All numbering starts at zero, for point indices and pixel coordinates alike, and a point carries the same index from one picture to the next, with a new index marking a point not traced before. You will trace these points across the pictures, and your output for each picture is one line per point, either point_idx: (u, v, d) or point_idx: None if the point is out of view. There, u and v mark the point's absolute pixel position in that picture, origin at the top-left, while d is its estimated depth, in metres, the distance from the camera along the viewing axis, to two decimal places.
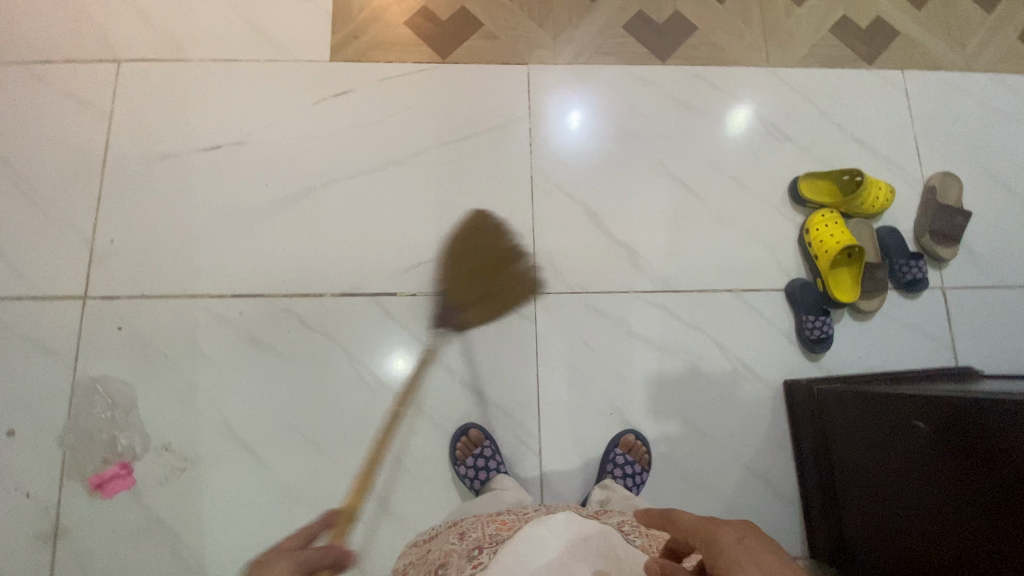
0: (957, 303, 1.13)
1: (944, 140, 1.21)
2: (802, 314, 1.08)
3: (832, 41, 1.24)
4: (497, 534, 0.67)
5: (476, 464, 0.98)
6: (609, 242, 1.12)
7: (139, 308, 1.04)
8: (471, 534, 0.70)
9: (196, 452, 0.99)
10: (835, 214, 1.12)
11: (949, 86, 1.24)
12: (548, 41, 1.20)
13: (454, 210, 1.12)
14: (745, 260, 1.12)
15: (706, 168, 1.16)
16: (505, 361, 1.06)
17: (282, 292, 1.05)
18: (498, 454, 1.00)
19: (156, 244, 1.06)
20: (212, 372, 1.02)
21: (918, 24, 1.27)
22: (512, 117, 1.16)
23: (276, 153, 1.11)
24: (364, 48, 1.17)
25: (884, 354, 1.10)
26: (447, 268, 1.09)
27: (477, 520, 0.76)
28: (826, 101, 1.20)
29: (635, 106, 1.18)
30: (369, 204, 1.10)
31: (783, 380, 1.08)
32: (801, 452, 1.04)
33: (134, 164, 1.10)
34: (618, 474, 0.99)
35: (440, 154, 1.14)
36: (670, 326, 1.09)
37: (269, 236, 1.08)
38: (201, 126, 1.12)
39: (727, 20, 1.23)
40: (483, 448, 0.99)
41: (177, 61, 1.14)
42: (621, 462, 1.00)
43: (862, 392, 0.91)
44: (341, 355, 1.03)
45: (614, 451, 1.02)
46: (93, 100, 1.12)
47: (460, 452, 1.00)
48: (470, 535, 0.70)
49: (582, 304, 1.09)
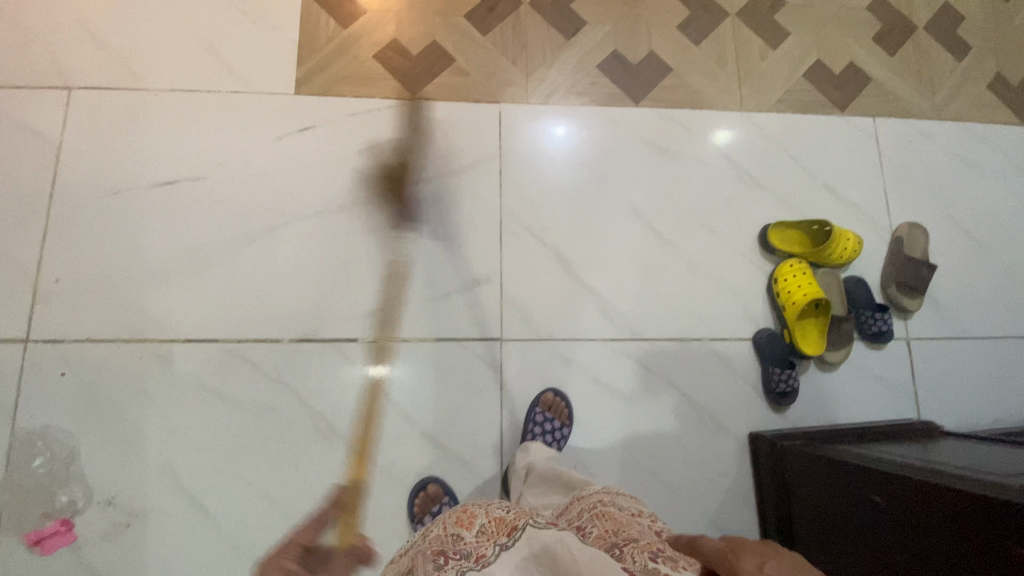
0: (921, 353, 1.14)
1: (913, 189, 1.22)
2: (770, 367, 1.08)
3: (806, 85, 1.24)
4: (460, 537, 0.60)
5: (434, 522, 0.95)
6: (578, 287, 1.11)
7: (85, 353, 0.99)
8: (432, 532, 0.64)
9: (143, 505, 0.95)
10: (803, 264, 1.11)
11: (918, 134, 1.25)
12: (521, 79, 1.17)
13: (419, 253, 1.09)
14: (713, 308, 1.12)
15: (676, 213, 1.15)
16: (469, 411, 1.03)
17: (237, 337, 1.01)
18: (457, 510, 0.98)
19: (106, 285, 1.02)
20: (161, 421, 0.98)
21: (890, 71, 1.27)
22: (482, 158, 1.14)
23: (235, 190, 1.07)
24: (330, 82, 1.13)
25: (848, 405, 1.10)
26: (411, 313, 1.06)
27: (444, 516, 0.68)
28: (799, 148, 1.20)
29: (615, 147, 1.16)
30: (332, 246, 1.07)
31: (748, 432, 1.08)
32: (763, 505, 1.03)
33: (83, 199, 1.05)
34: (537, 431, 1.00)
35: (406, 194, 1.11)
36: (636, 375, 1.08)
37: (225, 277, 1.04)
38: (156, 159, 1.07)
39: (702, 62, 1.22)
40: (441, 505, 0.97)
41: (132, 89, 1.09)
42: (540, 420, 1.02)
43: (822, 456, 0.91)
44: (298, 404, 1.00)
45: (534, 410, 1.03)
46: (42, 129, 1.07)
47: (418, 509, 0.97)
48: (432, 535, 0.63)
49: (548, 352, 1.07)
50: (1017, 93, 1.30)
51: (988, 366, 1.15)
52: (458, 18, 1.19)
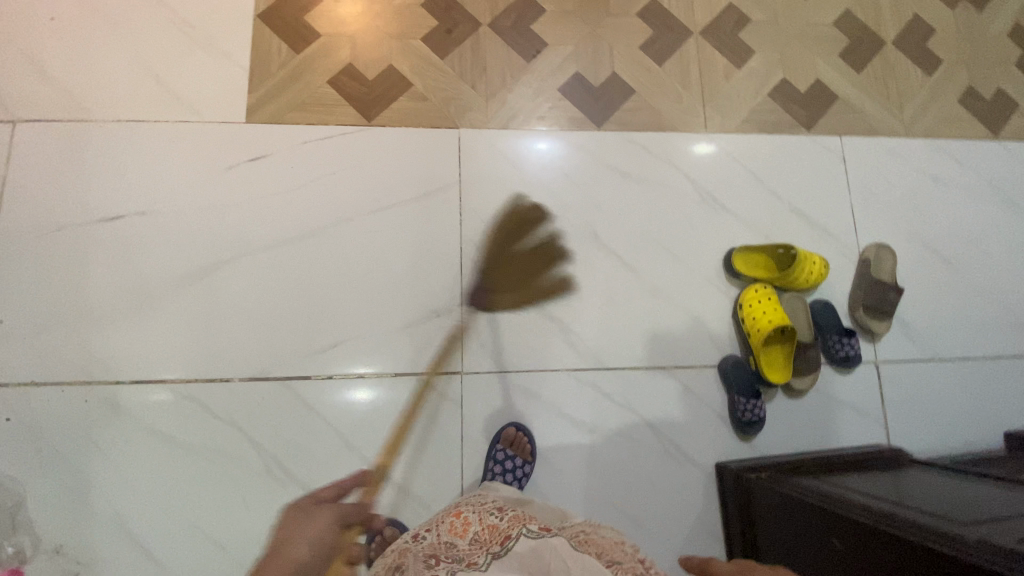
0: (890, 377, 1.13)
1: (881, 208, 1.20)
2: (736, 395, 1.06)
3: (772, 104, 1.22)
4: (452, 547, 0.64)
5: None
6: (541, 316, 1.08)
7: (29, 397, 0.96)
8: (425, 536, 0.68)
9: (90, 555, 0.92)
10: (769, 288, 1.10)
11: (886, 152, 1.23)
12: (480, 104, 1.15)
13: (377, 285, 1.06)
14: (679, 335, 1.10)
15: (641, 239, 1.13)
16: (428, 447, 1.01)
17: (188, 377, 0.99)
18: None
19: (52, 326, 0.99)
20: (109, 466, 0.95)
21: (857, 88, 1.26)
22: (441, 186, 1.11)
23: (185, 223, 1.04)
24: (284, 108, 1.09)
25: (816, 432, 1.09)
26: (368, 348, 1.04)
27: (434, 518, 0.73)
28: (764, 169, 1.18)
29: (584, 174, 1.14)
30: (287, 280, 1.04)
31: (714, 463, 1.06)
32: (730, 538, 1.02)
33: (27, 237, 1.01)
34: (498, 470, 0.98)
35: (364, 224, 1.08)
36: (600, 405, 1.06)
37: (175, 315, 1.01)
38: (103, 194, 1.04)
39: (666, 83, 1.20)
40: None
41: (79, 121, 1.06)
42: (501, 458, 0.99)
43: (785, 493, 0.90)
44: (251, 445, 0.97)
45: (495, 447, 1.00)
46: None
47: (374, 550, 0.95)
48: (423, 536, 0.68)
49: (509, 384, 1.05)
50: (987, 107, 1.28)
51: (958, 387, 1.14)
52: (415, 42, 1.16)
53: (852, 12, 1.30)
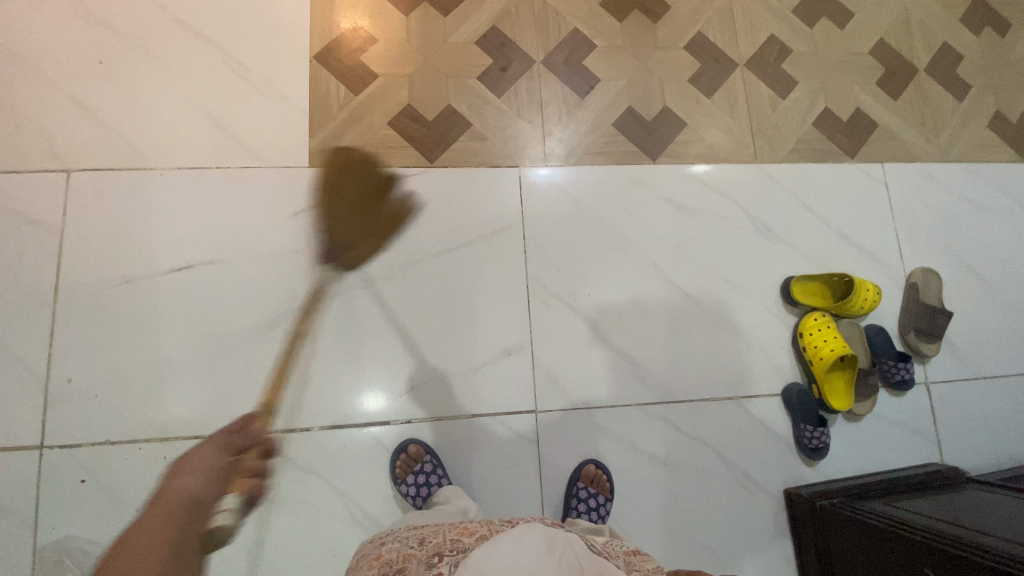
0: (941, 398, 1.17)
1: (923, 233, 1.25)
2: (801, 423, 1.09)
3: (817, 134, 1.25)
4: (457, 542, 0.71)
5: None
6: (609, 352, 1.10)
7: (104, 456, 0.94)
8: (431, 539, 0.74)
9: None
10: (826, 316, 1.13)
11: (925, 177, 1.28)
12: (538, 141, 1.16)
13: (446, 327, 1.07)
14: (741, 365, 1.12)
15: (701, 271, 1.15)
16: (507, 487, 1.03)
17: (266, 429, 0.98)
18: None
19: (123, 381, 0.97)
20: None
21: (894, 115, 1.30)
22: (504, 224, 1.12)
23: (253, 271, 1.03)
24: (346, 152, 1.10)
25: (876, 455, 1.13)
26: (442, 391, 1.04)
27: (439, 528, 0.78)
28: (813, 198, 1.22)
29: (641, 209, 1.16)
30: (358, 328, 1.04)
31: (783, 489, 1.09)
32: (803, 563, 1.05)
33: (91, 290, 0.99)
34: (582, 510, 0.99)
35: (432, 266, 1.09)
36: (671, 438, 1.08)
37: (249, 365, 1.00)
38: (166, 244, 1.03)
39: (716, 115, 1.23)
40: (424, 463, 0.98)
41: (136, 168, 1.04)
42: (584, 496, 1.00)
43: (866, 523, 0.92)
44: (333, 495, 0.97)
45: (576, 485, 1.01)
46: (42, 217, 1.01)
47: (400, 470, 0.98)
48: (430, 542, 0.72)
49: (583, 420, 1.07)
50: (1015, 130, 1.33)
51: (1004, 406, 1.19)
52: (471, 80, 1.17)
53: (885, 41, 1.34)
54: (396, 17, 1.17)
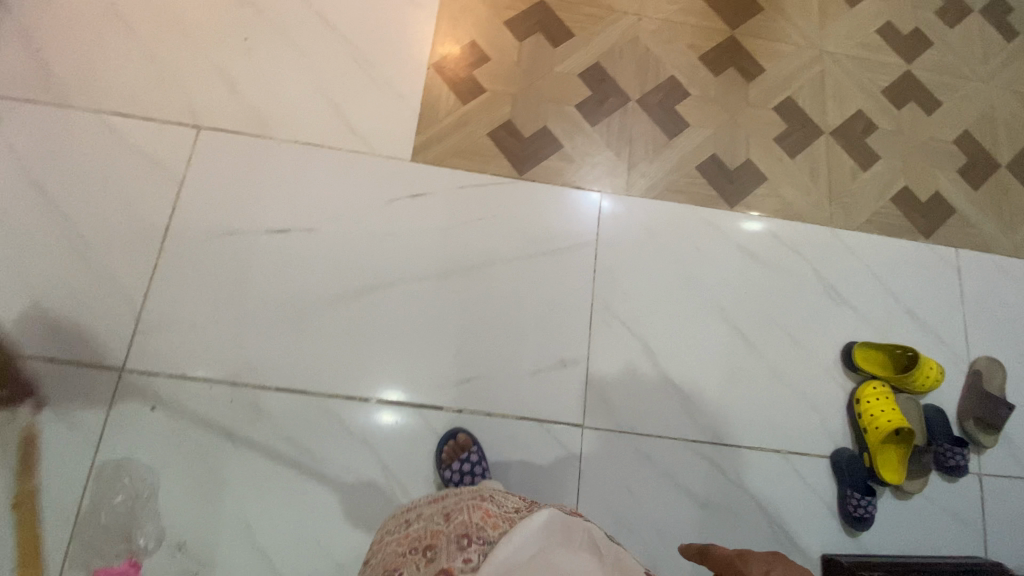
0: (996, 493, 1.13)
1: (990, 323, 1.24)
2: (847, 489, 1.07)
3: (892, 209, 1.28)
4: (483, 521, 0.64)
5: None
6: (663, 382, 1.11)
7: (176, 390, 1.00)
8: (456, 516, 0.68)
9: (212, 555, 0.94)
10: (886, 388, 1.12)
11: (997, 269, 1.28)
12: (623, 171, 1.22)
13: (509, 329, 1.11)
14: (792, 419, 1.12)
15: (763, 319, 1.17)
16: (543, 496, 1.04)
17: (328, 392, 1.03)
18: None
19: (207, 323, 1.04)
20: (242, 468, 0.98)
21: (972, 204, 1.32)
22: (580, 242, 1.17)
23: (341, 245, 1.10)
24: (444, 153, 1.18)
25: (921, 538, 1.09)
26: (494, 389, 1.07)
27: (461, 498, 0.74)
28: (883, 269, 1.23)
29: (712, 250, 1.19)
30: (428, 314, 1.09)
31: (820, 554, 1.05)
32: None
33: (196, 235, 1.08)
34: None
35: (505, 269, 1.13)
36: (712, 478, 1.07)
37: (324, 330, 1.06)
38: (269, 206, 1.11)
39: (796, 175, 1.27)
40: (470, 453, 1.01)
41: (258, 136, 1.14)
42: None
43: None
44: (376, 467, 1.01)
45: None
46: (167, 163, 1.11)
47: (447, 455, 1.01)
48: (456, 518, 0.68)
49: (627, 443, 1.07)
50: None
51: None
52: (569, 107, 1.24)
53: (970, 133, 1.37)
54: (510, 41, 1.27)
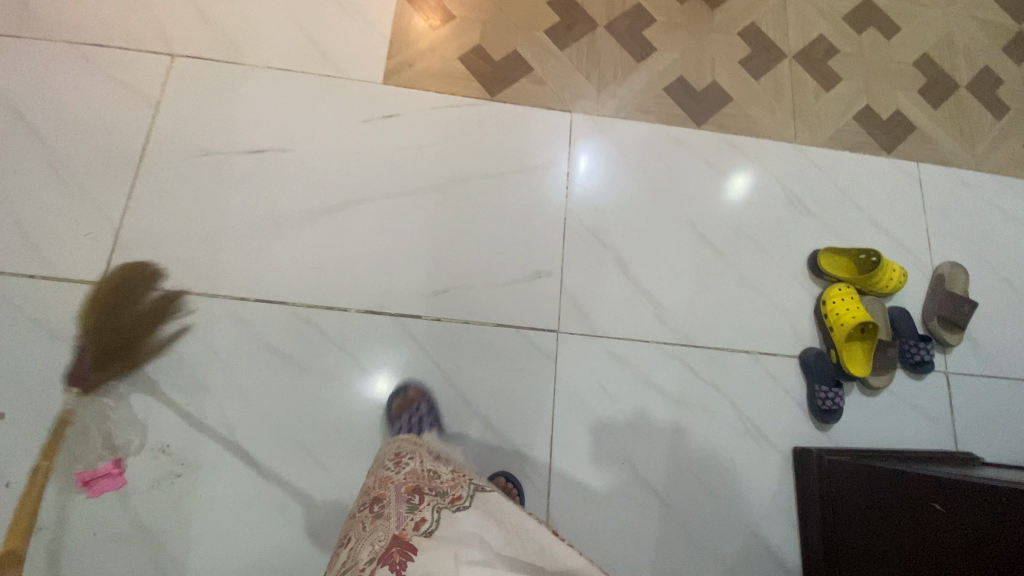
0: (962, 388, 1.16)
1: (952, 232, 1.28)
2: (816, 384, 1.10)
3: (855, 127, 1.32)
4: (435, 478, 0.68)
5: None
6: (636, 289, 1.14)
7: (156, 302, 1.02)
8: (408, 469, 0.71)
9: (196, 457, 0.95)
10: (851, 289, 1.16)
11: (957, 181, 1.32)
12: (593, 92, 1.25)
13: (484, 242, 1.13)
14: (763, 323, 1.15)
15: (733, 230, 1.20)
16: (522, 398, 1.06)
17: (308, 303, 1.05)
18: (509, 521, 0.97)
19: (186, 240, 1.05)
20: (224, 375, 1.00)
21: (932, 121, 1.36)
22: (553, 160, 1.19)
23: (317, 165, 1.13)
24: (417, 77, 1.20)
25: (890, 432, 1.12)
26: (471, 299, 1.10)
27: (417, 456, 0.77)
28: (847, 182, 1.27)
29: (682, 165, 1.22)
30: (404, 229, 1.12)
31: (792, 447, 1.09)
32: (807, 522, 1.03)
33: (172, 156, 1.09)
34: None
35: (480, 185, 1.16)
36: (687, 379, 1.10)
37: (302, 245, 1.08)
38: (245, 129, 1.13)
39: (761, 96, 1.30)
40: (422, 405, 1.01)
41: (232, 63, 1.16)
42: None
43: (863, 474, 0.94)
44: (357, 371, 1.03)
45: None
46: (142, 89, 1.13)
47: (398, 409, 1.00)
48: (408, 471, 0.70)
49: (602, 347, 1.10)
50: None
51: None
52: (538, 32, 1.27)
53: (928, 57, 1.42)
54: None
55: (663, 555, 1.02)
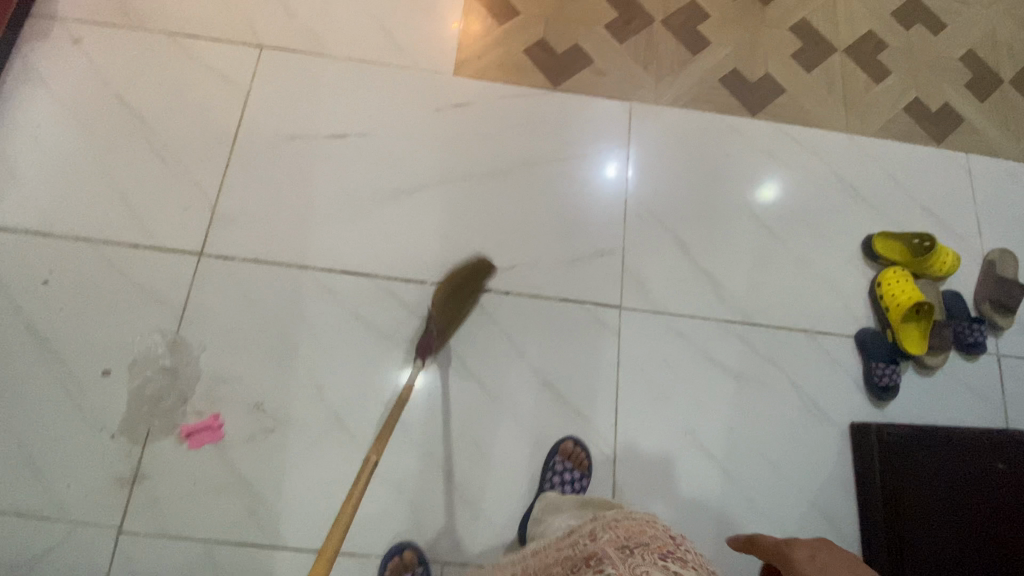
0: (1016, 370, 1.18)
1: (1003, 220, 1.30)
2: (872, 362, 1.14)
3: (905, 118, 1.36)
4: None
5: (563, 480, 1.02)
6: (694, 269, 1.19)
7: (249, 271, 1.09)
8: None
9: (287, 414, 1.03)
10: (905, 272, 1.19)
11: (1007, 172, 1.35)
12: (651, 83, 1.31)
13: (550, 222, 1.19)
14: (818, 303, 1.19)
15: (787, 214, 1.24)
16: (587, 370, 1.12)
17: (388, 276, 1.12)
18: (573, 483, 1.02)
19: (276, 216, 1.13)
20: (312, 340, 1.07)
21: (980, 114, 1.39)
22: (614, 146, 1.25)
23: (395, 149, 1.20)
24: (485, 68, 1.27)
25: (945, 411, 1.14)
26: (538, 275, 1.16)
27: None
28: (898, 171, 1.31)
29: (737, 152, 1.27)
30: (475, 209, 1.18)
31: (849, 422, 1.12)
32: (865, 493, 1.06)
33: (262, 139, 1.18)
34: (555, 483, 1.02)
35: (545, 169, 1.22)
36: (745, 355, 1.14)
37: (380, 222, 1.15)
38: (328, 115, 1.21)
39: (813, 88, 1.35)
40: None
41: (314, 54, 1.24)
42: (558, 470, 1.03)
43: None
44: None
45: (552, 459, 1.04)
46: (234, 77, 1.21)
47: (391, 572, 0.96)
48: None
49: (663, 323, 1.15)
50: None
51: None
52: (599, 27, 1.34)
53: (975, 52, 1.45)
54: None
55: (722, 521, 1.06)
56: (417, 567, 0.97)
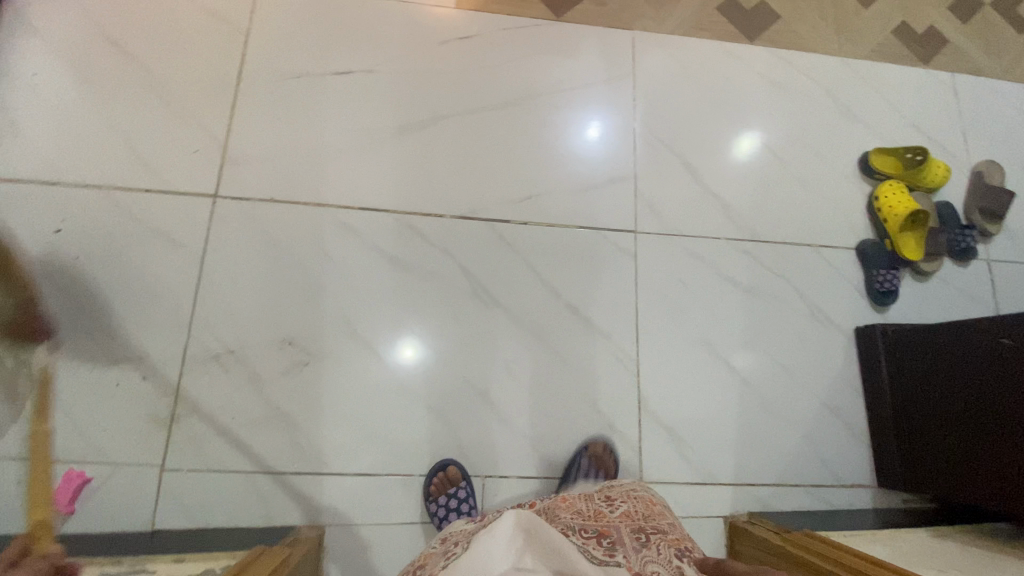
0: (1003, 273, 1.26)
1: (987, 135, 1.37)
2: (873, 270, 1.20)
3: (894, 41, 1.40)
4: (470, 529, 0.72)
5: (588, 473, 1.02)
6: (703, 191, 1.22)
7: (267, 211, 1.09)
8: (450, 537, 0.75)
9: (320, 348, 1.04)
10: (901, 185, 1.25)
11: (989, 90, 1.41)
12: (651, 12, 1.32)
13: (562, 152, 1.21)
14: (820, 219, 1.24)
15: (788, 135, 1.28)
16: (607, 292, 1.15)
17: (406, 210, 1.13)
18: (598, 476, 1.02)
19: (288, 156, 1.12)
20: (337, 276, 1.08)
21: (964, 35, 1.44)
22: (619, 75, 1.26)
23: (402, 85, 1.19)
24: (486, 1, 1.26)
25: (940, 313, 1.22)
26: (553, 204, 1.18)
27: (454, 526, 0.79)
28: (889, 91, 1.36)
29: (738, 77, 1.30)
30: (488, 141, 1.19)
31: (853, 327, 1.19)
32: (874, 389, 1.14)
33: (266, 79, 1.16)
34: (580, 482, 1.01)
35: (553, 100, 1.23)
36: (755, 270, 1.19)
37: (393, 159, 1.15)
38: (331, 53, 1.19)
39: (807, 13, 1.38)
40: (458, 488, 0.99)
41: None
42: (585, 471, 1.03)
43: (925, 337, 1.05)
44: (457, 270, 1.11)
45: (580, 458, 1.04)
46: (231, 17, 1.18)
47: (435, 488, 1.00)
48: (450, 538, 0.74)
49: (676, 244, 1.19)
50: None
51: None
52: None
53: None
54: None
55: (742, 425, 1.12)
56: (462, 482, 1.00)
